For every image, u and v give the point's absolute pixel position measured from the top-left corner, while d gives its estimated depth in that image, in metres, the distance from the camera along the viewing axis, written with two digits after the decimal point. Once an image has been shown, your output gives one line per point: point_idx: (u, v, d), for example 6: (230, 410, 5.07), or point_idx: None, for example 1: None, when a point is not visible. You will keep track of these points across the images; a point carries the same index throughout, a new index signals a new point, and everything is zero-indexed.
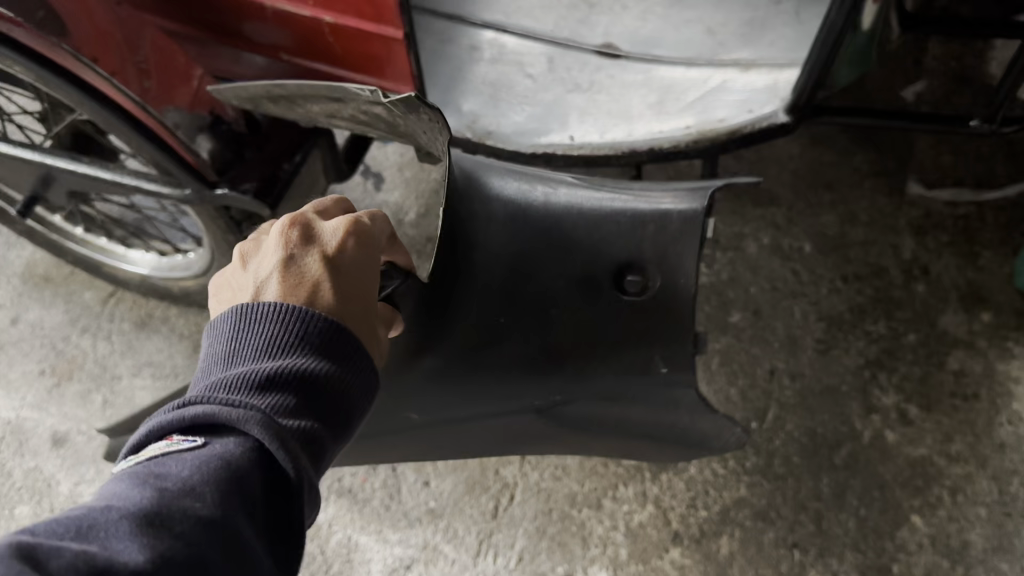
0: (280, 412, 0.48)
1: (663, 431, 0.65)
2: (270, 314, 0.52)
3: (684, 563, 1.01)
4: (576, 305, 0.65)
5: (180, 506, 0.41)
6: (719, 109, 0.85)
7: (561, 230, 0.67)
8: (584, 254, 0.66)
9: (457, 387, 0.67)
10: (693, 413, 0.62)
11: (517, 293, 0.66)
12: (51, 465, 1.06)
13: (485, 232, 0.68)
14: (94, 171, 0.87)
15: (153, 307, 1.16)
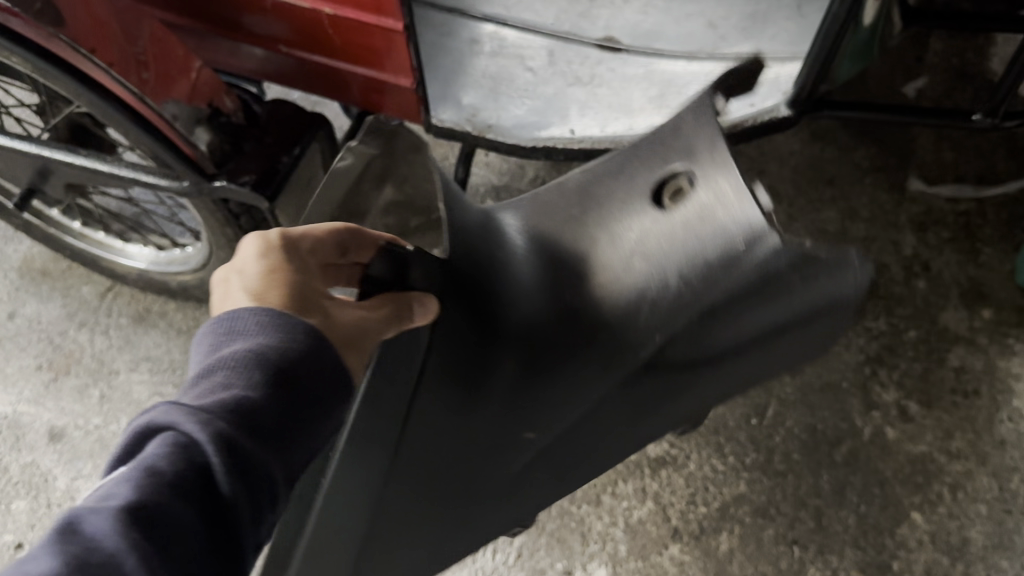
0: (204, 395, 0.42)
1: (811, 306, 0.47)
2: (207, 323, 0.47)
3: (683, 560, 1.01)
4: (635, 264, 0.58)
5: (97, 514, 0.37)
6: (722, 103, 0.85)
7: (581, 194, 0.60)
8: (608, 197, 0.58)
9: (545, 394, 0.60)
10: (806, 282, 0.45)
11: (573, 276, 0.60)
12: (48, 460, 1.06)
13: (514, 249, 0.62)
14: (92, 163, 0.86)
15: (151, 301, 1.15)
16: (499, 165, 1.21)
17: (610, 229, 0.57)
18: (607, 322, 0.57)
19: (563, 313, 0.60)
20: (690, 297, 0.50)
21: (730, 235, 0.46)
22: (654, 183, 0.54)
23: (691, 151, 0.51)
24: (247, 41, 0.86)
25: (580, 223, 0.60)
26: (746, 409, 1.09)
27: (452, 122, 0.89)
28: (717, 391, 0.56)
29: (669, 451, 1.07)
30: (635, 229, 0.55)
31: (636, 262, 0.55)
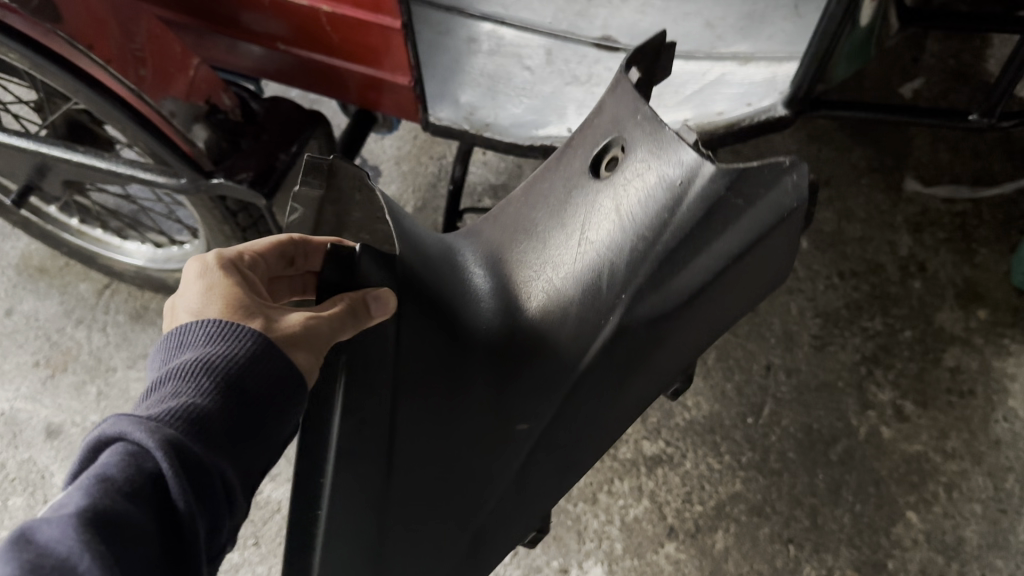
0: (154, 406, 0.42)
1: (758, 222, 0.53)
2: (169, 342, 0.47)
3: (678, 558, 1.01)
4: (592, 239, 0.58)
5: (51, 518, 0.36)
6: (718, 103, 0.84)
7: (528, 200, 0.64)
8: (552, 189, 0.62)
9: (523, 382, 0.60)
10: (750, 193, 0.51)
11: (533, 265, 0.61)
12: (45, 457, 1.06)
13: (471, 271, 0.63)
14: (89, 160, 0.87)
15: (148, 299, 1.16)
16: (497, 165, 1.22)
17: (561, 214, 0.60)
18: (578, 295, 0.58)
19: (535, 299, 0.60)
20: (647, 249, 0.54)
21: (674, 176, 0.52)
22: (592, 162, 0.59)
23: (618, 132, 0.56)
24: (245, 39, 0.86)
25: (531, 221, 0.62)
26: (742, 409, 1.09)
27: (451, 122, 0.89)
28: (691, 338, 0.60)
29: (664, 450, 1.08)
30: (590, 205, 0.58)
31: (594, 234, 0.57)
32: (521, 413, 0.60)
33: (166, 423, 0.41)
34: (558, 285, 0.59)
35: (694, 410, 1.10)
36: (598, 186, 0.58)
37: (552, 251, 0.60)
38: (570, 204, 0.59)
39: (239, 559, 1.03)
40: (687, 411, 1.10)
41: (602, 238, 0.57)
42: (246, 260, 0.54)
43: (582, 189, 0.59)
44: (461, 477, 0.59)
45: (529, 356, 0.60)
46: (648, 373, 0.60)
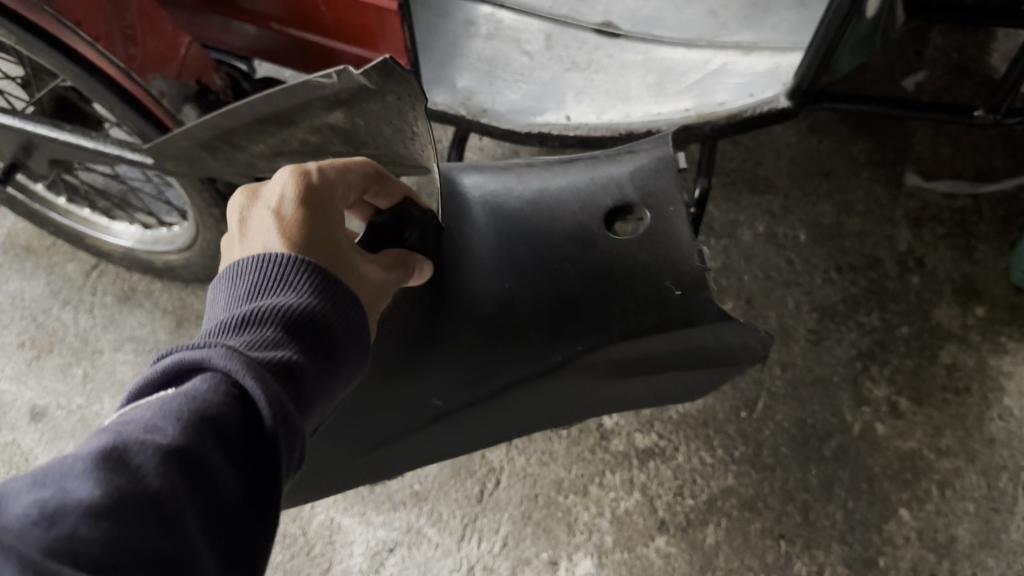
0: (248, 349, 0.44)
1: (708, 352, 0.60)
2: (254, 265, 0.49)
3: (669, 552, 1.00)
4: (576, 261, 0.63)
5: (139, 442, 0.38)
6: (720, 93, 0.83)
7: (541, 190, 0.67)
8: (559, 207, 0.65)
9: (467, 377, 0.62)
10: (716, 327, 0.58)
11: (512, 267, 0.64)
12: (29, 440, 1.04)
13: (470, 229, 0.66)
14: (77, 138, 0.84)
15: (136, 281, 1.13)
16: (493, 151, 1.20)
17: (557, 235, 0.64)
18: (548, 320, 0.62)
19: (501, 300, 0.63)
20: (615, 317, 0.60)
21: (673, 275, 0.60)
22: (605, 214, 0.64)
23: (652, 208, 0.63)
24: (239, 17, 0.84)
25: (525, 225, 0.65)
26: (736, 402, 1.08)
27: (447, 106, 0.87)
28: (595, 405, 0.65)
29: (657, 444, 1.07)
30: (591, 234, 0.63)
31: (569, 268, 0.62)
32: (452, 410, 0.63)
33: (266, 370, 0.43)
34: (518, 293, 0.63)
35: (688, 403, 1.09)
36: (609, 228, 0.64)
37: (524, 262, 0.64)
38: (562, 232, 0.64)
39: None
40: (681, 404, 1.09)
41: (572, 275, 0.62)
42: (330, 179, 0.56)
43: (584, 227, 0.64)
44: (375, 425, 0.64)
45: (479, 352, 0.62)
46: (556, 415, 0.66)
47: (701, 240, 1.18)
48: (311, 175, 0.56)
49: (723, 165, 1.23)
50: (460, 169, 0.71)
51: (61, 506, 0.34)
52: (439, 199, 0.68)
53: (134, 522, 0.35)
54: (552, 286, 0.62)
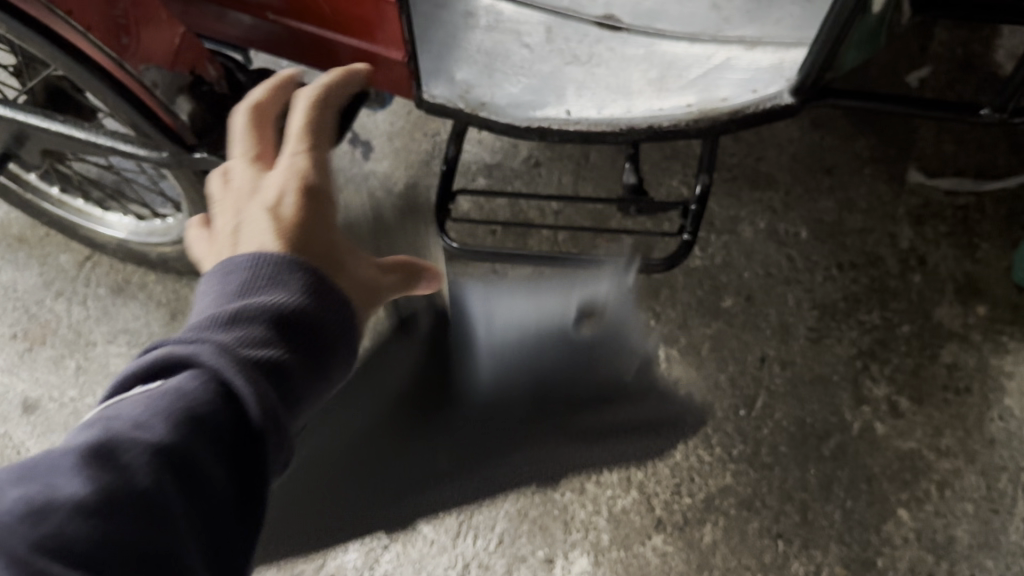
0: (237, 344, 0.43)
1: (646, 418, 0.80)
2: (246, 259, 0.48)
3: (666, 550, 1.00)
4: (562, 364, 0.75)
5: (125, 440, 0.39)
6: (722, 88, 0.82)
7: (528, 289, 0.81)
8: (538, 349, 0.76)
9: (470, 440, 0.77)
10: (656, 397, 0.80)
11: (504, 361, 0.77)
12: (21, 433, 1.04)
13: (473, 348, 0.77)
14: (69, 130, 0.83)
15: (130, 272, 1.12)
16: (492, 143, 1.19)
17: (540, 341, 0.76)
18: (534, 412, 0.76)
19: (496, 379, 0.76)
20: (592, 395, 0.76)
21: (631, 360, 0.78)
22: (580, 320, 0.77)
23: (611, 307, 0.80)
24: (234, 6, 0.83)
25: (519, 339, 0.77)
26: (735, 400, 1.07)
27: (445, 99, 0.86)
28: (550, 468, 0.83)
29: None
30: (569, 338, 0.76)
31: (551, 362, 0.75)
32: (464, 463, 0.77)
33: (255, 368, 0.43)
34: (509, 379, 0.76)
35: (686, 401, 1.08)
36: (579, 327, 0.76)
37: (517, 370, 0.76)
38: (547, 343, 0.76)
39: None
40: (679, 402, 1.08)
41: (553, 367, 0.75)
42: (322, 178, 0.56)
43: (561, 331, 0.76)
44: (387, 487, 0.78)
45: (478, 418, 0.76)
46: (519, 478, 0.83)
47: (701, 235, 1.17)
48: (268, 123, 0.60)
49: (724, 160, 1.21)
50: (458, 290, 0.82)
51: (46, 504, 0.36)
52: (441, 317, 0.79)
53: (116, 524, 0.36)
54: (541, 372, 0.75)
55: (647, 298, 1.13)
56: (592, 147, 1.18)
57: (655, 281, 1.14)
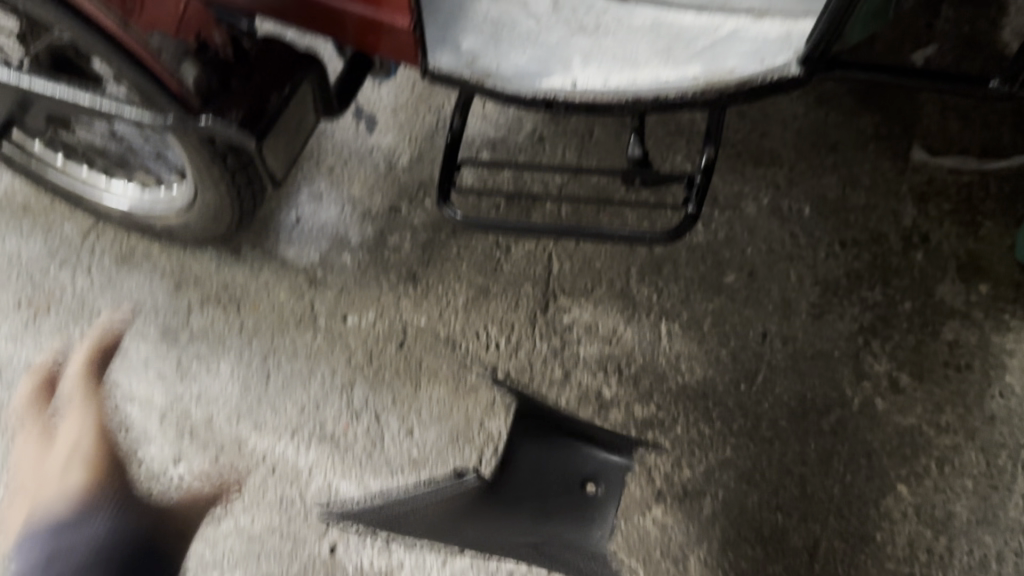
0: None
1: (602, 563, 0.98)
2: None
3: (666, 522, 1.02)
4: (565, 506, 0.99)
5: None
6: (730, 58, 0.81)
7: (552, 475, 1.01)
8: (564, 476, 1.01)
9: (514, 486, 1.00)
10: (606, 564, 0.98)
11: (547, 466, 1.01)
12: (26, 400, 1.05)
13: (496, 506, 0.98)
14: (73, 96, 0.83)
15: (135, 242, 1.13)
16: (497, 117, 1.19)
17: (539, 510, 0.99)
18: (553, 498, 0.99)
19: (513, 510, 0.98)
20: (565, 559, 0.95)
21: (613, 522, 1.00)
22: (582, 492, 1.00)
23: (607, 485, 1.01)
24: None
25: (540, 483, 1.00)
26: (736, 375, 1.08)
27: (451, 69, 0.86)
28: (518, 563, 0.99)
29: (656, 415, 1.06)
30: (577, 508, 0.99)
31: (546, 527, 0.98)
32: (496, 504, 0.98)
33: None
34: (514, 528, 0.98)
35: (687, 375, 1.08)
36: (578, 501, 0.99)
37: (535, 500, 0.99)
38: (559, 488, 1.00)
39: (224, 509, 1.02)
40: (680, 375, 1.08)
41: (548, 527, 0.98)
42: None
43: (567, 507, 0.99)
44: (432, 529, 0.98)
45: (500, 520, 0.97)
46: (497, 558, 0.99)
47: (704, 211, 1.16)
48: None
49: (729, 137, 1.20)
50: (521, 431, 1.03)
51: None
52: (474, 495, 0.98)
53: None
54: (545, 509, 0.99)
55: (650, 273, 1.13)
56: (596, 123, 1.18)
57: (657, 256, 1.13)
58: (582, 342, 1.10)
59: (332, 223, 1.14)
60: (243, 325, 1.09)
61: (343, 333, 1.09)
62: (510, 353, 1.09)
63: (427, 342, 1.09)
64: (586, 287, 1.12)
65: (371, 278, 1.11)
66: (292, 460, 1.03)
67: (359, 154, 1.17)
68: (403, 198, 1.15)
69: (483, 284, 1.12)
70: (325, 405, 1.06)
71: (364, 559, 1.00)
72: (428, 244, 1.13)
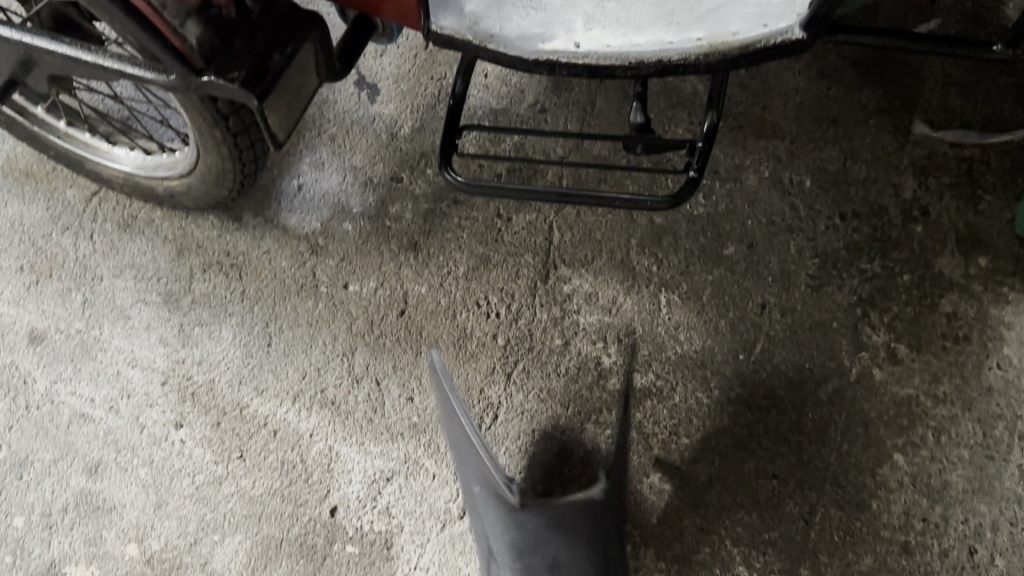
0: None
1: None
2: None
3: (662, 488, 1.03)
4: (533, 559, 0.92)
5: None
6: (732, 21, 0.78)
7: (559, 560, 0.92)
8: (562, 555, 0.92)
9: (565, 511, 0.94)
10: None
11: (571, 534, 0.93)
12: (28, 362, 1.07)
13: (514, 516, 0.93)
14: (75, 52, 0.83)
15: (137, 208, 1.13)
16: (499, 88, 1.19)
17: (516, 543, 0.93)
18: (555, 550, 0.93)
19: (533, 516, 0.94)
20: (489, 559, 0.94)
21: None
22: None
23: None
24: None
25: (553, 539, 0.93)
26: (735, 345, 1.08)
27: (452, 32, 0.81)
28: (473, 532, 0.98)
29: (654, 384, 1.07)
30: (526, 571, 0.92)
31: (505, 549, 0.93)
32: (539, 506, 0.94)
33: None
34: (495, 516, 0.94)
35: (686, 345, 1.08)
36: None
37: (525, 534, 0.93)
38: (542, 554, 0.92)
39: (224, 472, 1.03)
40: (679, 345, 1.08)
41: (501, 551, 0.93)
42: None
43: (529, 566, 0.92)
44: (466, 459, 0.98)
45: (515, 507, 0.93)
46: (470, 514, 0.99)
47: (705, 183, 1.15)
48: None
49: (730, 109, 1.19)
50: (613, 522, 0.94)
51: None
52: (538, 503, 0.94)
53: None
54: (522, 544, 0.93)
55: (649, 245, 1.12)
56: (599, 94, 1.18)
57: (657, 227, 1.13)
58: (582, 311, 1.09)
59: (333, 191, 1.14)
60: (245, 291, 1.10)
61: (344, 300, 1.09)
62: (510, 322, 1.09)
63: (427, 310, 1.09)
64: (586, 258, 1.12)
65: (372, 246, 1.11)
66: (293, 424, 1.05)
67: (360, 123, 1.17)
68: (405, 167, 1.15)
69: (484, 254, 1.11)
70: (327, 370, 1.06)
71: (364, 522, 1.01)
72: (429, 213, 1.13)
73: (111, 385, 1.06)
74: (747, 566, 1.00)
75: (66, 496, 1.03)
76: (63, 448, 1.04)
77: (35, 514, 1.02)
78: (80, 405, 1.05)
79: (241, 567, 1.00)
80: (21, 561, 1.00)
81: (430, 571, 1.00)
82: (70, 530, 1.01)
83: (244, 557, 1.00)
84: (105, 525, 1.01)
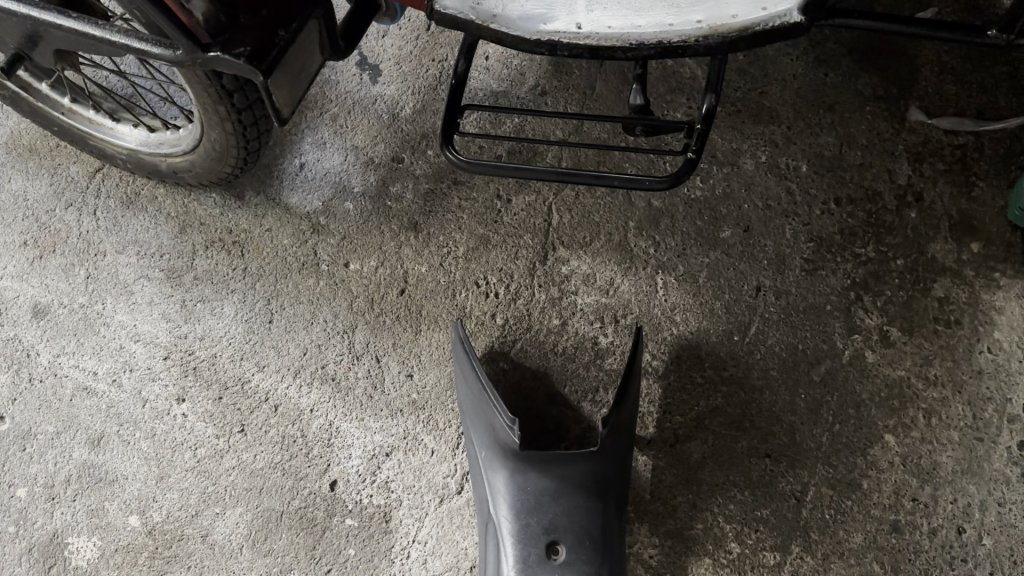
0: None
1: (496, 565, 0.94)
2: None
3: (655, 466, 1.05)
4: (531, 521, 0.92)
5: None
6: (732, 5, 0.75)
7: (557, 524, 0.92)
8: (559, 520, 0.92)
9: (567, 473, 0.94)
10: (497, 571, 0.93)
11: (571, 500, 0.93)
12: (31, 336, 1.08)
13: (517, 477, 0.94)
14: (83, 27, 0.84)
15: (140, 185, 1.14)
16: (500, 71, 1.20)
17: (515, 504, 0.93)
18: (556, 511, 0.92)
19: (534, 475, 0.93)
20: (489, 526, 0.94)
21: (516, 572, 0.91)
22: (544, 545, 0.91)
23: (549, 559, 0.91)
24: None
25: (552, 502, 0.92)
26: (730, 327, 1.10)
27: (456, 11, 0.77)
28: (476, 505, 0.98)
29: (650, 363, 1.09)
30: (525, 534, 0.91)
31: (505, 509, 0.93)
32: (541, 468, 0.94)
33: None
34: (498, 477, 0.95)
35: (682, 326, 1.10)
36: (532, 541, 0.91)
37: (528, 496, 0.93)
38: (540, 517, 0.92)
39: (226, 445, 1.04)
40: (674, 327, 1.10)
41: (501, 512, 0.93)
42: None
43: (528, 529, 0.92)
44: (475, 427, 0.99)
45: (518, 467, 0.94)
46: (473, 484, 0.99)
47: (702, 166, 1.16)
48: None
49: (729, 94, 1.20)
50: (614, 488, 0.95)
51: None
52: (543, 464, 0.94)
53: None
54: (522, 504, 0.92)
55: (647, 228, 1.13)
56: (599, 78, 1.19)
57: (655, 210, 1.14)
58: (580, 292, 1.11)
59: (335, 170, 1.15)
60: (247, 269, 1.11)
61: (345, 279, 1.11)
62: (509, 302, 1.10)
63: (427, 289, 1.10)
64: (585, 239, 1.13)
65: (372, 225, 1.13)
66: (294, 399, 1.06)
67: (362, 104, 1.18)
68: (406, 148, 1.16)
69: (484, 235, 1.12)
70: (327, 347, 1.08)
71: (363, 496, 1.03)
72: (429, 193, 1.14)
73: (113, 359, 1.07)
74: (740, 543, 1.02)
75: (69, 468, 1.04)
76: (66, 420, 1.05)
77: (38, 485, 1.03)
78: (83, 377, 1.07)
79: (241, 539, 1.01)
80: (24, 531, 1.02)
81: (428, 544, 1.01)
82: (72, 501, 1.03)
83: (245, 529, 1.02)
84: (106, 497, 1.03)
